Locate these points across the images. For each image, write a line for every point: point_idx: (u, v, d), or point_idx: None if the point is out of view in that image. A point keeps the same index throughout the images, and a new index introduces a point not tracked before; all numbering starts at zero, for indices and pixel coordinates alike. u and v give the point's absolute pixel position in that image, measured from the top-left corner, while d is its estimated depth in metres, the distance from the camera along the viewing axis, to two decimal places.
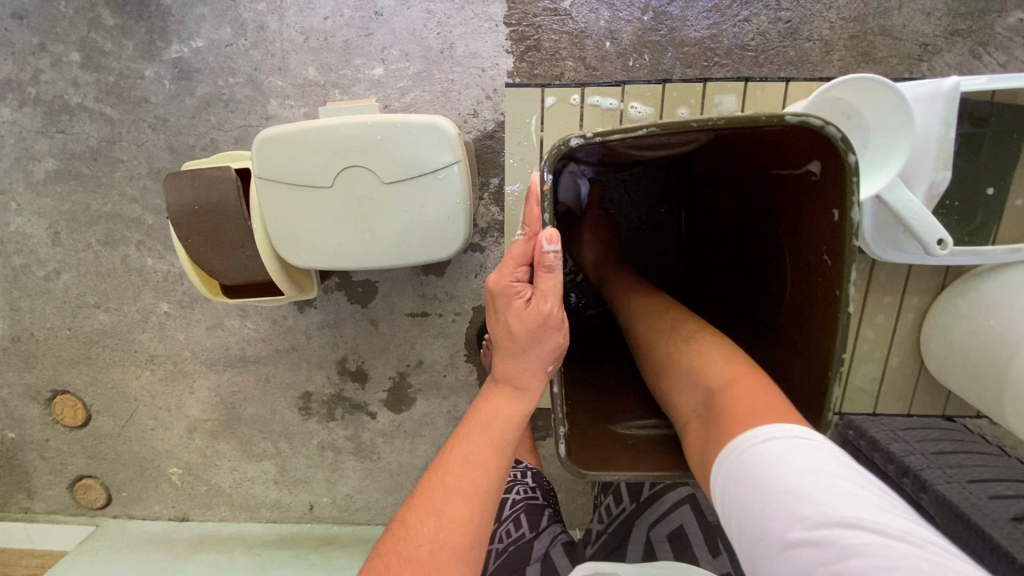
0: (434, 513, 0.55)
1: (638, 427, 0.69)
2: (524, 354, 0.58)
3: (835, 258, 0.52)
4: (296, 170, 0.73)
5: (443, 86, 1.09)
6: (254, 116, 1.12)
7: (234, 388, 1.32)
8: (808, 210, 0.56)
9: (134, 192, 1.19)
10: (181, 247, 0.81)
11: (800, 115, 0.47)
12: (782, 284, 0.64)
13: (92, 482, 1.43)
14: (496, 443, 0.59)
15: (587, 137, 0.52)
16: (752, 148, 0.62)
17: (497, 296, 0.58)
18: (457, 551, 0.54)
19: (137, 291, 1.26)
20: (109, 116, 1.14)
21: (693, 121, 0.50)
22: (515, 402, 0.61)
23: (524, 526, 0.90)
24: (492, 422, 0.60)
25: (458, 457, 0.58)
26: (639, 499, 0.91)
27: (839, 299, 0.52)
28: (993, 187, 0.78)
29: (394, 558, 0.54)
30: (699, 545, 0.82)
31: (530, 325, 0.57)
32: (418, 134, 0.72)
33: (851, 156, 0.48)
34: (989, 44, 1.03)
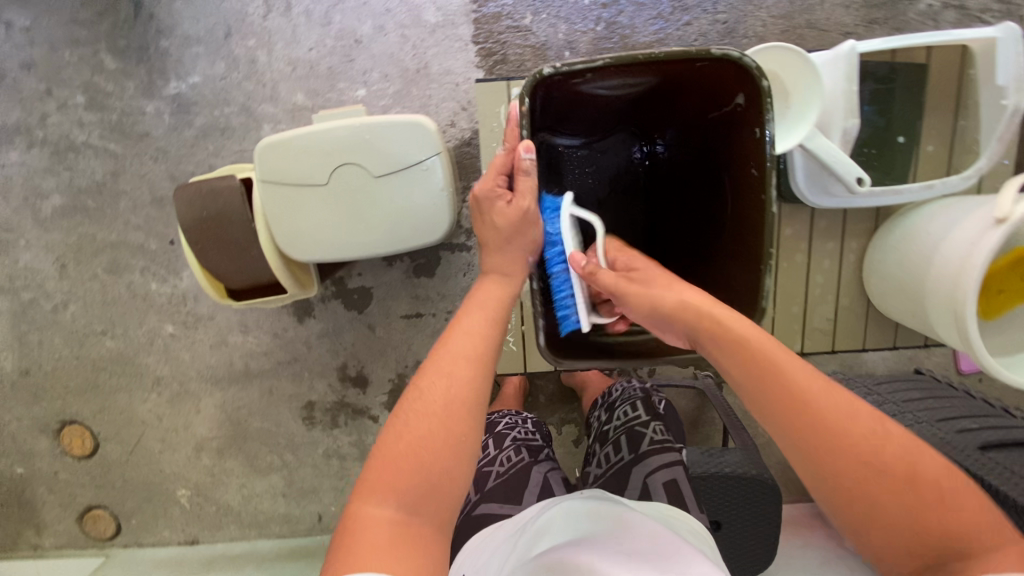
0: (443, 373, 0.61)
1: (608, 333, 0.78)
2: (507, 247, 0.70)
3: (758, 165, 0.65)
4: (294, 170, 0.82)
5: (422, 101, 1.20)
6: (249, 141, 1.21)
7: (239, 404, 1.37)
8: (736, 137, 0.70)
9: (139, 221, 1.26)
10: (191, 253, 0.88)
11: (722, 49, 0.63)
12: (723, 208, 0.74)
13: (102, 511, 1.45)
14: (491, 319, 0.66)
15: (558, 67, 0.65)
16: (689, 100, 0.75)
17: (483, 202, 0.71)
18: (467, 405, 0.59)
19: (142, 316, 1.32)
20: (113, 151, 1.23)
21: (640, 53, 0.64)
22: (502, 286, 0.69)
23: (524, 454, 0.93)
24: (485, 301, 0.67)
25: (461, 329, 0.64)
26: (637, 451, 0.94)
27: (766, 200, 0.64)
28: (903, 136, 0.88)
29: (411, 412, 0.59)
30: (689, 496, 0.85)
31: (513, 222, 0.69)
32: (402, 131, 0.81)
33: (763, 80, 0.62)
34: (904, 28, 1.16)
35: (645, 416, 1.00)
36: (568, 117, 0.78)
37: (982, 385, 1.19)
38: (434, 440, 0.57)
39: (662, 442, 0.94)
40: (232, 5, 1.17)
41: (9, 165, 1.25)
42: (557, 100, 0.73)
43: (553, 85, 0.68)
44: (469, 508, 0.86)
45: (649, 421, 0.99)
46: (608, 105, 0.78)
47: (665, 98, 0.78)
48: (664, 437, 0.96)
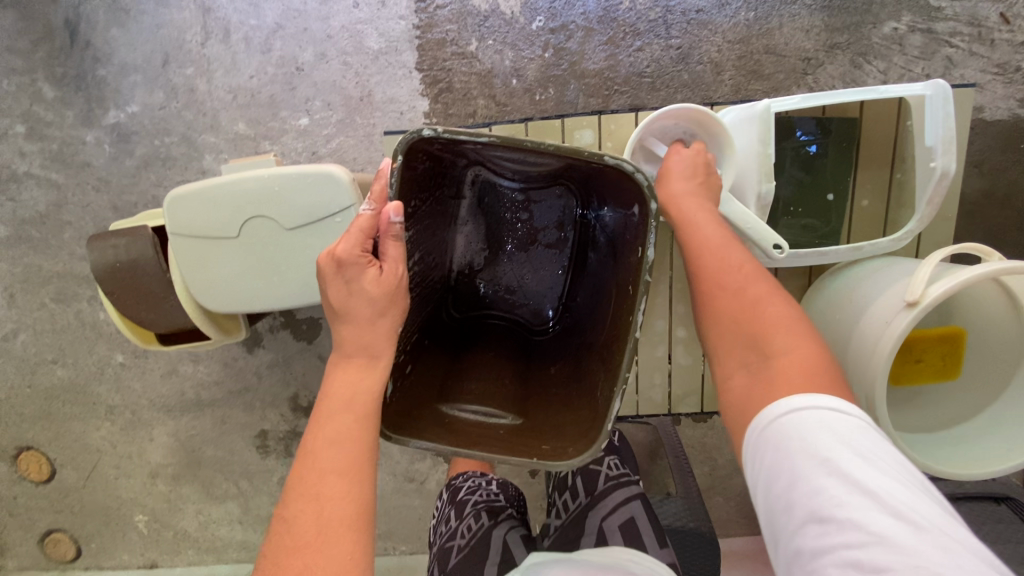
0: (314, 498, 0.56)
1: (462, 409, 0.66)
2: (378, 320, 0.58)
3: (634, 284, 0.57)
4: (205, 222, 0.79)
5: (366, 130, 1.16)
6: (191, 171, 1.19)
7: (192, 432, 1.36)
8: (631, 246, 0.61)
9: (84, 251, 1.24)
10: (109, 303, 0.87)
11: (617, 158, 0.53)
12: (607, 312, 0.66)
13: (61, 535, 1.45)
14: (358, 417, 0.57)
15: (438, 130, 0.54)
16: (605, 186, 0.65)
17: (344, 266, 0.57)
18: (347, 525, 0.56)
19: (92, 345, 1.30)
20: (55, 181, 1.21)
21: (527, 139, 0.54)
22: (368, 370, 0.58)
23: (485, 518, 0.91)
24: (345, 396, 0.58)
25: (325, 440, 0.57)
26: (593, 492, 0.92)
27: (630, 324, 0.55)
28: (832, 193, 0.83)
29: (289, 551, 0.55)
30: (647, 533, 0.84)
31: (387, 292, 0.57)
32: (314, 185, 0.78)
33: (655, 203, 0.54)
34: (867, 53, 1.11)
35: (598, 454, 0.98)
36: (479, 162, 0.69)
37: None
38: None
39: (617, 477, 0.93)
40: (170, 32, 1.14)
41: None
42: (464, 155, 0.65)
43: (445, 146, 0.60)
44: None
45: (602, 457, 0.97)
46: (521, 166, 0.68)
47: (583, 173, 0.67)
48: (620, 472, 0.94)
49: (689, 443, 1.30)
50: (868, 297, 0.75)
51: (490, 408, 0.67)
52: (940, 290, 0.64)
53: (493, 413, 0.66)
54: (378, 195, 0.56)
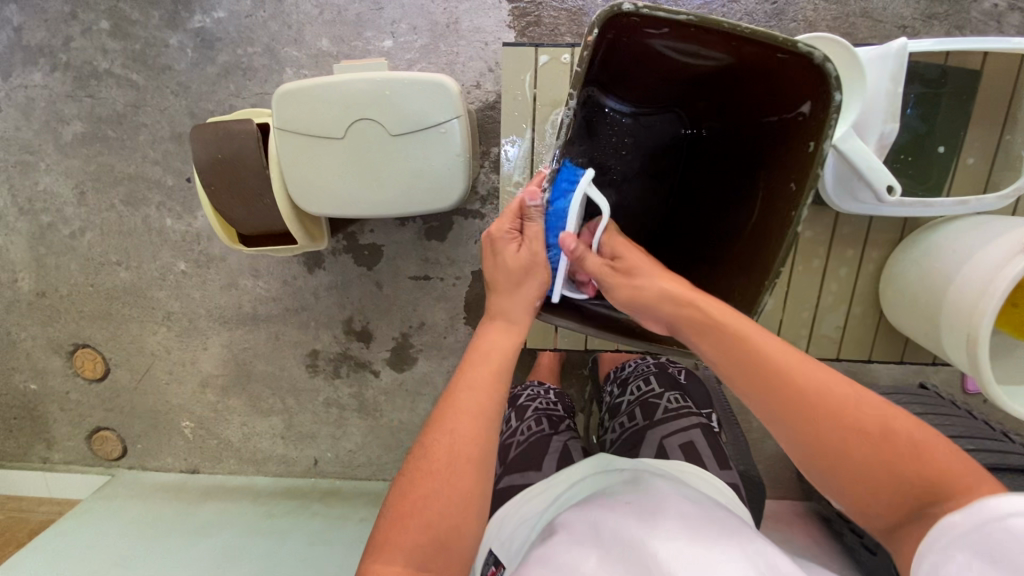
0: (447, 435, 0.57)
1: (595, 303, 0.75)
2: (515, 291, 0.66)
3: (799, 179, 0.61)
4: (310, 121, 0.80)
5: (449, 59, 1.16)
6: (270, 84, 1.19)
7: (245, 345, 1.40)
8: (786, 149, 0.65)
9: (157, 155, 1.26)
10: (204, 195, 0.88)
11: (811, 47, 0.55)
12: (745, 217, 0.71)
13: (109, 433, 1.51)
14: (496, 369, 0.61)
15: (639, 5, 0.55)
16: (752, 93, 0.68)
17: (496, 242, 0.68)
18: (473, 463, 0.56)
19: (156, 250, 1.33)
20: (134, 82, 1.22)
21: (728, 21, 0.55)
22: (509, 332, 0.65)
23: (545, 425, 0.94)
24: (490, 351, 0.63)
25: (465, 383, 0.60)
26: (651, 418, 0.92)
27: (793, 219, 0.61)
28: (943, 146, 0.81)
29: (416, 471, 0.56)
30: (708, 457, 0.82)
31: (524, 265, 0.65)
32: (423, 91, 0.79)
33: (838, 95, 0.57)
34: (964, 27, 1.09)
35: (658, 389, 0.99)
36: (619, 71, 0.68)
37: (984, 406, 1.18)
38: (438, 501, 0.54)
39: (677, 409, 0.93)
40: None
41: (32, 87, 1.24)
42: (626, 51, 0.64)
43: (625, 29, 0.59)
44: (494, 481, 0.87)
45: (663, 392, 0.98)
46: (669, 71, 0.69)
47: (728, 81, 0.69)
48: (679, 405, 0.94)
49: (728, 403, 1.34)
50: (973, 249, 0.75)
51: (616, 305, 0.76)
52: None
53: (621, 311, 0.75)
54: (538, 187, 0.66)
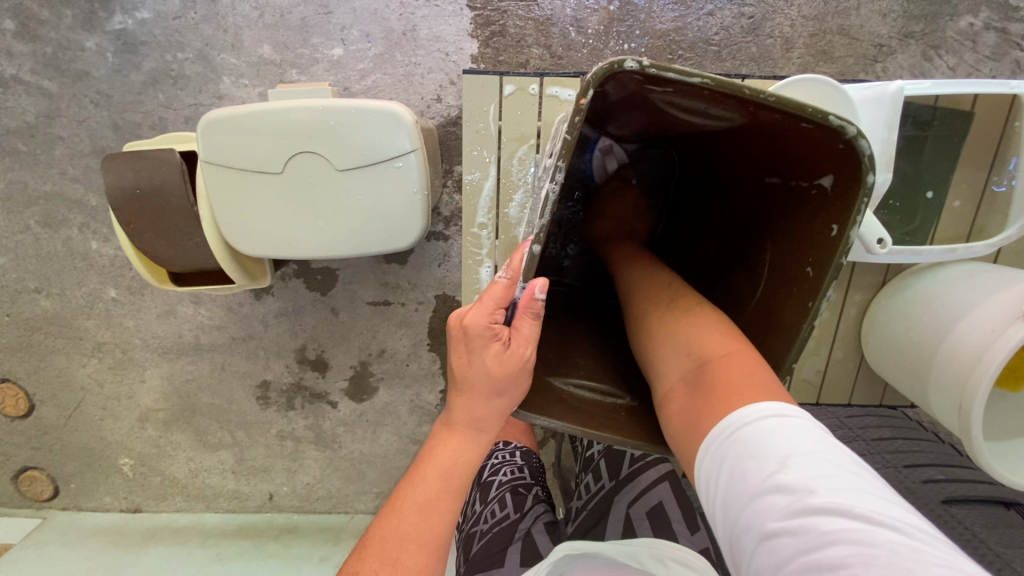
0: (388, 564, 0.52)
1: (575, 385, 0.61)
2: (492, 400, 0.52)
3: (815, 270, 0.50)
4: (240, 153, 0.70)
5: (406, 70, 1.06)
6: (205, 95, 1.07)
7: (188, 377, 1.28)
8: (797, 222, 0.55)
9: (77, 171, 1.12)
10: (122, 233, 0.77)
11: (842, 119, 0.43)
12: (751, 289, 0.61)
13: (37, 473, 1.37)
14: (452, 490, 0.55)
15: (645, 63, 0.41)
16: (761, 148, 0.58)
17: (470, 334, 0.51)
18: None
19: (81, 276, 1.20)
20: (46, 89, 1.07)
21: (748, 88, 0.42)
22: (472, 445, 0.56)
23: (509, 507, 0.86)
24: (448, 466, 0.55)
25: (415, 505, 0.54)
26: (618, 477, 0.84)
27: (809, 312, 0.50)
28: (932, 191, 0.78)
29: None
30: (677, 521, 0.73)
31: (508, 373, 0.50)
32: (374, 121, 0.69)
33: (871, 177, 0.45)
34: (940, 46, 1.06)
35: None
36: (613, 110, 0.58)
37: None
38: None
39: (644, 457, 0.85)
40: None
41: None
42: (616, 98, 0.52)
43: (615, 84, 0.46)
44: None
45: None
46: (661, 115, 0.60)
47: (733, 131, 0.59)
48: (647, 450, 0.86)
49: None
50: (970, 299, 0.72)
51: (599, 386, 0.62)
52: None
53: (608, 392, 0.62)
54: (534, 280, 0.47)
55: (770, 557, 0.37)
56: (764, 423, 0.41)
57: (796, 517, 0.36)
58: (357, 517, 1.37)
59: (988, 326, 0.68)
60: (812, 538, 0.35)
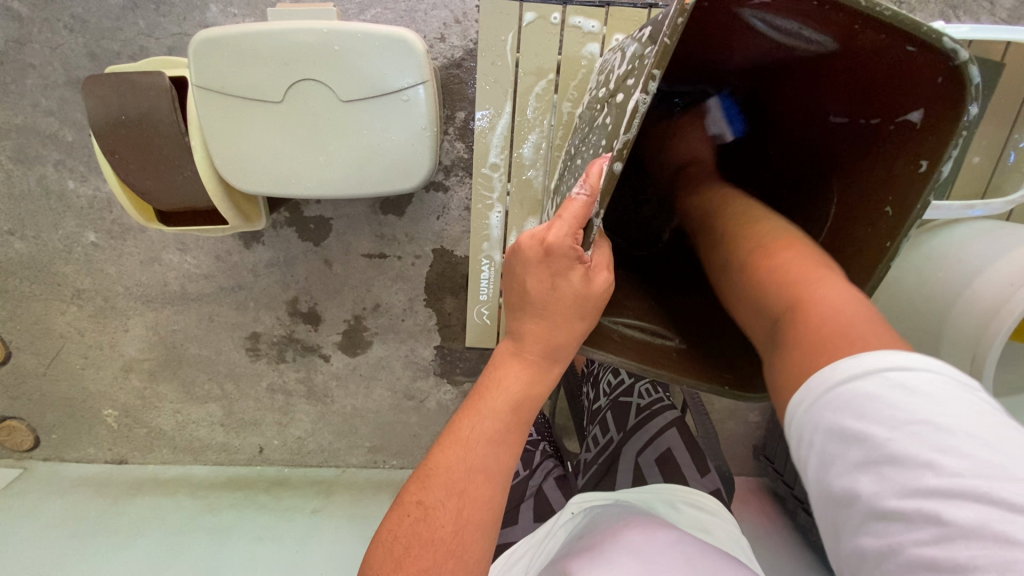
0: (455, 494, 0.48)
1: (625, 326, 0.59)
2: (565, 328, 0.50)
3: (894, 206, 0.51)
4: (240, 80, 0.66)
5: (408, 5, 1.00)
6: (191, 24, 0.99)
7: (174, 327, 1.24)
8: (873, 163, 0.55)
9: (50, 104, 1.04)
10: (107, 164, 0.72)
11: (954, 45, 0.42)
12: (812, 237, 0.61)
13: (16, 423, 1.32)
14: (519, 421, 0.52)
15: None
16: (839, 87, 0.57)
17: (552, 255, 0.47)
18: (480, 527, 0.48)
19: (58, 218, 1.13)
20: (15, 11, 0.99)
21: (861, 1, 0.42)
22: (536, 376, 0.53)
23: (519, 466, 0.88)
24: (514, 397, 0.52)
25: (483, 434, 0.51)
26: (625, 428, 0.83)
27: (888, 250, 0.50)
28: None
29: (413, 538, 0.47)
30: (686, 464, 0.75)
31: (590, 299, 0.49)
32: (382, 48, 0.65)
33: (972, 108, 0.45)
34: (958, 7, 1.04)
35: (629, 380, 0.88)
36: (697, 31, 0.56)
37: None
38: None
39: (651, 406, 0.84)
40: None
41: None
42: (712, 11, 0.50)
43: None
44: None
45: (633, 385, 0.88)
46: (739, 35, 0.58)
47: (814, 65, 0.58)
48: (653, 399, 0.85)
49: None
50: (989, 255, 0.72)
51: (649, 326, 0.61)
52: None
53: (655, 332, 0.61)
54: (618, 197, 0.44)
55: (879, 531, 0.34)
56: (867, 387, 0.37)
57: (914, 495, 0.33)
58: (348, 471, 1.37)
59: (1007, 279, 0.68)
60: (934, 521, 0.32)
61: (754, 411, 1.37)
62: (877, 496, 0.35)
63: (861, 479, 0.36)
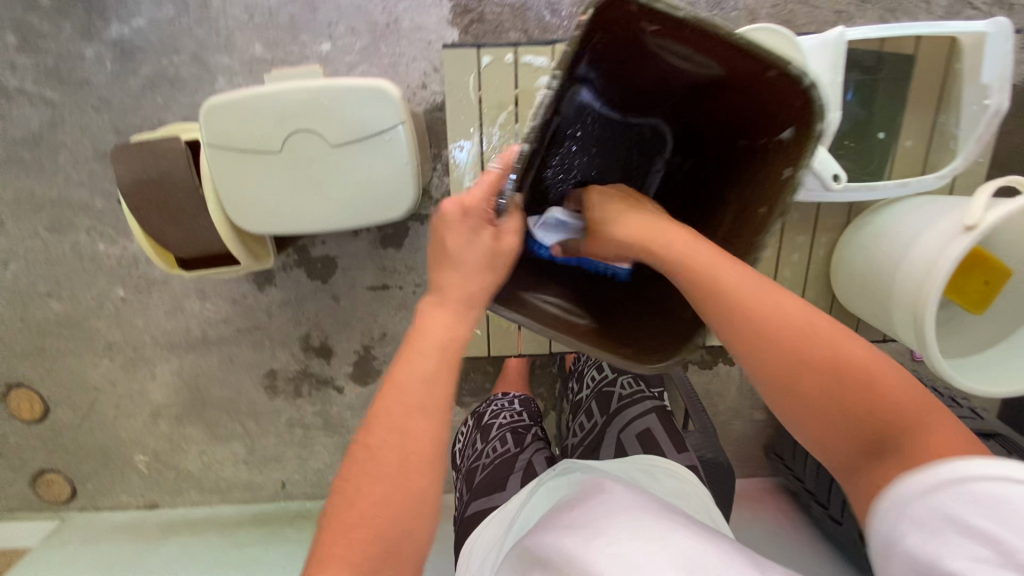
0: (395, 430, 0.49)
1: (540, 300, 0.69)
2: (479, 278, 0.59)
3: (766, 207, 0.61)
4: (244, 136, 0.76)
5: (392, 60, 1.12)
6: (202, 95, 1.12)
7: (197, 371, 1.33)
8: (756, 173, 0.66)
9: (81, 176, 1.17)
10: (133, 220, 0.82)
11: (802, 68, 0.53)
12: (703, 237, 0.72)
13: (55, 476, 1.41)
14: (446, 358, 0.53)
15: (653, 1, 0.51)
16: (725, 107, 0.68)
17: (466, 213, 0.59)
18: (427, 460, 0.49)
19: (91, 278, 1.24)
20: (50, 99, 1.13)
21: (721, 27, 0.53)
22: (457, 318, 0.56)
23: (510, 443, 0.90)
24: (439, 336, 0.54)
25: (411, 370, 0.52)
26: (608, 411, 0.88)
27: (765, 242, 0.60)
28: (883, 132, 0.85)
29: (360, 472, 0.49)
30: (665, 442, 0.79)
31: (498, 254, 0.60)
32: (363, 97, 0.75)
33: (820, 123, 0.56)
34: (896, 10, 1.12)
35: (612, 374, 0.95)
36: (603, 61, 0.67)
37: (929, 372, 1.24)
38: (389, 505, 0.47)
39: (632, 395, 0.89)
40: None
41: None
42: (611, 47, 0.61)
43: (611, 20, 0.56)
44: (463, 509, 0.84)
45: (617, 377, 0.94)
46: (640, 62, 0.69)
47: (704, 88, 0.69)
48: (634, 390, 0.91)
49: None
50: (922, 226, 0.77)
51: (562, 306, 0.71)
52: (999, 215, 0.67)
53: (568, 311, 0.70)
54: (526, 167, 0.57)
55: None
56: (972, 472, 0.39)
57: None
58: None
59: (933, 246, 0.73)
60: None
61: (759, 409, 1.39)
62: (914, 553, 0.40)
63: (953, 549, 0.38)
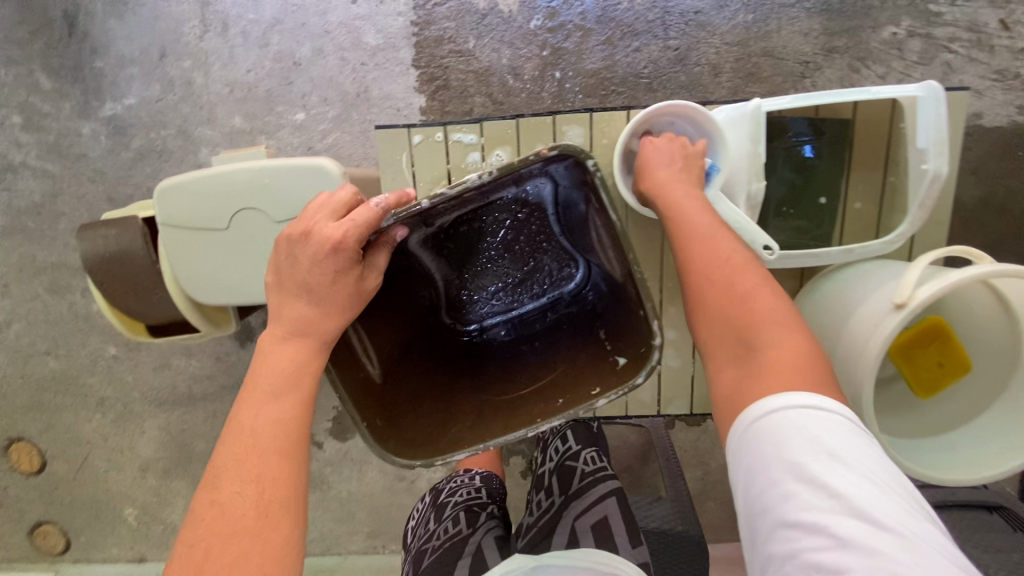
0: (251, 481, 0.54)
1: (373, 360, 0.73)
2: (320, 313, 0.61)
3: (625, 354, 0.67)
4: (193, 215, 0.79)
5: (362, 127, 1.16)
6: (187, 164, 1.19)
7: (183, 426, 1.36)
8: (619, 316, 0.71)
9: (78, 242, 1.24)
10: (99, 293, 0.87)
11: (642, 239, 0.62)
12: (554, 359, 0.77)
13: (50, 527, 1.44)
14: (300, 401, 0.59)
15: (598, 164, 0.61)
16: None
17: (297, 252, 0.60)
18: (285, 505, 0.54)
19: (85, 336, 1.30)
20: (51, 172, 1.21)
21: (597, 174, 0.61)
22: (306, 357, 0.61)
23: (462, 523, 0.88)
24: (290, 373, 0.60)
25: (266, 417, 0.57)
26: (567, 491, 0.85)
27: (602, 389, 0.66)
28: (825, 197, 0.84)
29: (217, 534, 0.52)
30: (619, 533, 0.76)
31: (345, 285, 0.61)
32: (302, 175, 0.77)
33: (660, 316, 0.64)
34: (866, 58, 1.10)
35: (576, 447, 0.92)
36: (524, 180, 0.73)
37: None
38: (249, 560, 0.51)
39: (593, 473, 0.86)
40: (168, 25, 1.15)
41: None
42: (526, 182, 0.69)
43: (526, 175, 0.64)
44: None
45: (579, 451, 0.91)
46: None
47: None
48: (596, 467, 0.88)
49: (681, 446, 1.30)
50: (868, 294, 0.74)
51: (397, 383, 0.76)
52: (928, 292, 0.64)
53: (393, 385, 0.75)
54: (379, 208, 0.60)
55: None
56: None
57: None
58: (349, 558, 1.39)
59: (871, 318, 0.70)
60: None
61: None
62: None
63: None
